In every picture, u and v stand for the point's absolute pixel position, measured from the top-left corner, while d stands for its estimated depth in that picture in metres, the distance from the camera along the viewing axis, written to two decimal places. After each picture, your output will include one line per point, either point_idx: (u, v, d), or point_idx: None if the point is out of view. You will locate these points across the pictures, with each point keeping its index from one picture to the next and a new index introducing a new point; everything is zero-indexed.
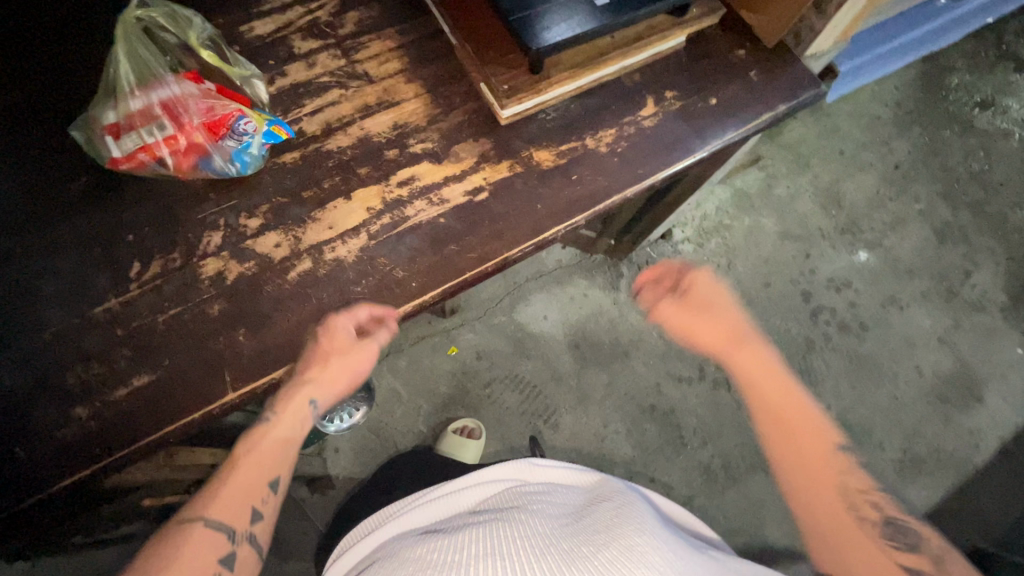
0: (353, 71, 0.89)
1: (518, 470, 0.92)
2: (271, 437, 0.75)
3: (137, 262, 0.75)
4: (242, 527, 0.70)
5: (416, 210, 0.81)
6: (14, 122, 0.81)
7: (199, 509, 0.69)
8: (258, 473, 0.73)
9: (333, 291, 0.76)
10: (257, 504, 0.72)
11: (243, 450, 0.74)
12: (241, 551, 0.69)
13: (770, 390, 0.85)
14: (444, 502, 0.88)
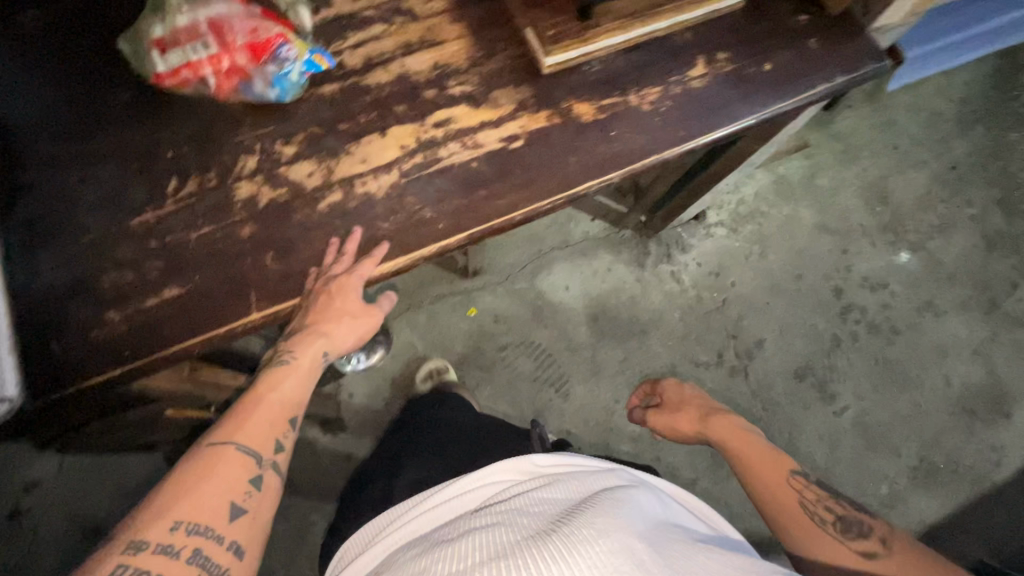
0: (397, 6, 0.87)
1: (520, 470, 0.86)
2: (295, 374, 0.75)
3: (174, 178, 0.77)
4: (268, 453, 0.67)
5: (449, 152, 0.80)
6: (65, 32, 0.82)
7: (225, 435, 0.66)
8: (282, 406, 0.72)
9: (360, 225, 0.76)
10: (280, 436, 0.70)
11: (266, 384, 0.73)
12: (267, 477, 0.66)
13: (736, 442, 0.93)
14: (446, 507, 0.83)
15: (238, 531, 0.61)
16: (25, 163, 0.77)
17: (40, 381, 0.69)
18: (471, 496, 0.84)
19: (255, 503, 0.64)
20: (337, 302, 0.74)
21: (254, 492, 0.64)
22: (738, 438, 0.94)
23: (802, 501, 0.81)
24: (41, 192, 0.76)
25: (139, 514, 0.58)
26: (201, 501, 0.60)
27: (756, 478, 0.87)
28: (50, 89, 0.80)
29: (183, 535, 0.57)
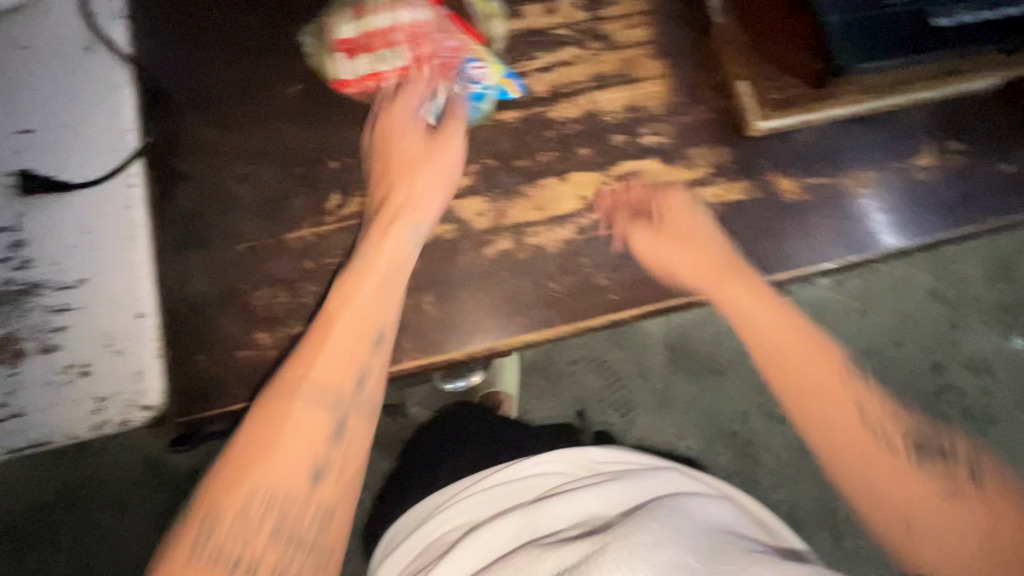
0: (594, 29, 0.77)
1: (578, 465, 0.75)
2: (368, 279, 0.64)
3: (337, 193, 0.71)
4: (335, 408, 0.60)
5: (633, 213, 0.72)
6: (238, 7, 0.76)
7: (280, 391, 0.59)
8: (362, 319, 0.63)
9: (528, 281, 0.70)
10: (358, 376, 0.62)
11: (352, 281, 0.64)
12: (351, 428, 0.60)
13: (782, 338, 0.66)
14: (497, 492, 0.73)
15: (314, 523, 0.57)
16: (185, 150, 0.72)
17: (185, 396, 0.65)
18: (522, 486, 0.73)
19: (303, 551, 0.56)
20: (401, 196, 0.68)
21: (332, 455, 0.59)
22: (786, 357, 0.65)
23: (969, 496, 0.57)
24: (198, 186, 0.71)
25: (190, 518, 0.55)
26: (267, 480, 0.56)
27: (884, 490, 0.59)
28: (216, 72, 0.74)
29: (241, 522, 0.54)
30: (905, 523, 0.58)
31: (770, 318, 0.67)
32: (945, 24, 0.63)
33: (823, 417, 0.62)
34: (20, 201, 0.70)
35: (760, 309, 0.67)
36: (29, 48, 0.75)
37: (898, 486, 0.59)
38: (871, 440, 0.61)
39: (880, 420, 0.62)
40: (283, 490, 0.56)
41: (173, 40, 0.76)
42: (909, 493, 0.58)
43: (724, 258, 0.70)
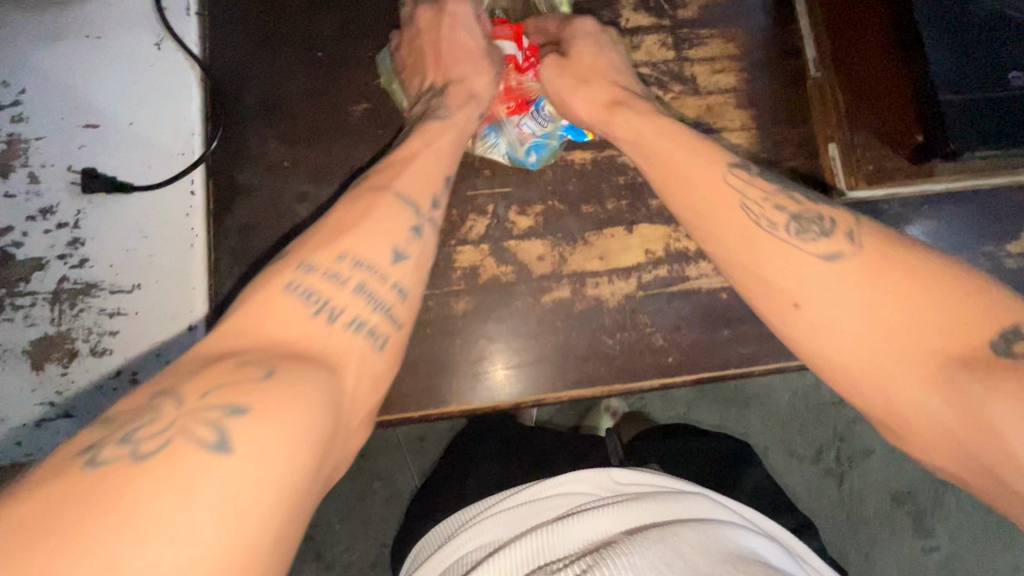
0: (678, 71, 0.73)
1: (597, 486, 0.55)
2: (413, 170, 0.53)
3: None
4: (385, 266, 0.46)
5: (699, 273, 0.69)
6: (311, 14, 0.73)
7: (317, 244, 0.44)
8: (399, 214, 0.49)
9: (583, 333, 0.68)
10: (399, 242, 0.47)
11: (376, 180, 0.50)
12: (385, 295, 0.45)
13: (896, 300, 0.41)
14: (515, 513, 0.53)
15: (347, 364, 0.41)
16: (247, 160, 0.71)
17: None
18: (544, 507, 0.53)
19: (259, 420, 0.32)
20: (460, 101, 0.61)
21: (360, 327, 0.43)
22: (748, 248, 0.48)
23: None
24: (258, 200, 0.70)
25: (245, 300, 0.41)
26: (258, 341, 0.37)
27: (889, 385, 0.40)
28: (284, 80, 0.72)
29: (297, 303, 0.41)
30: (956, 447, 0.38)
31: (713, 196, 0.51)
32: None
33: (811, 280, 0.44)
34: (81, 198, 0.69)
35: (698, 175, 0.53)
36: (97, 36, 0.73)
37: (917, 373, 0.39)
38: (908, 313, 0.40)
39: (818, 254, 0.45)
40: (332, 306, 0.42)
41: (244, 42, 0.74)
42: (930, 361, 0.39)
43: (703, 141, 0.56)
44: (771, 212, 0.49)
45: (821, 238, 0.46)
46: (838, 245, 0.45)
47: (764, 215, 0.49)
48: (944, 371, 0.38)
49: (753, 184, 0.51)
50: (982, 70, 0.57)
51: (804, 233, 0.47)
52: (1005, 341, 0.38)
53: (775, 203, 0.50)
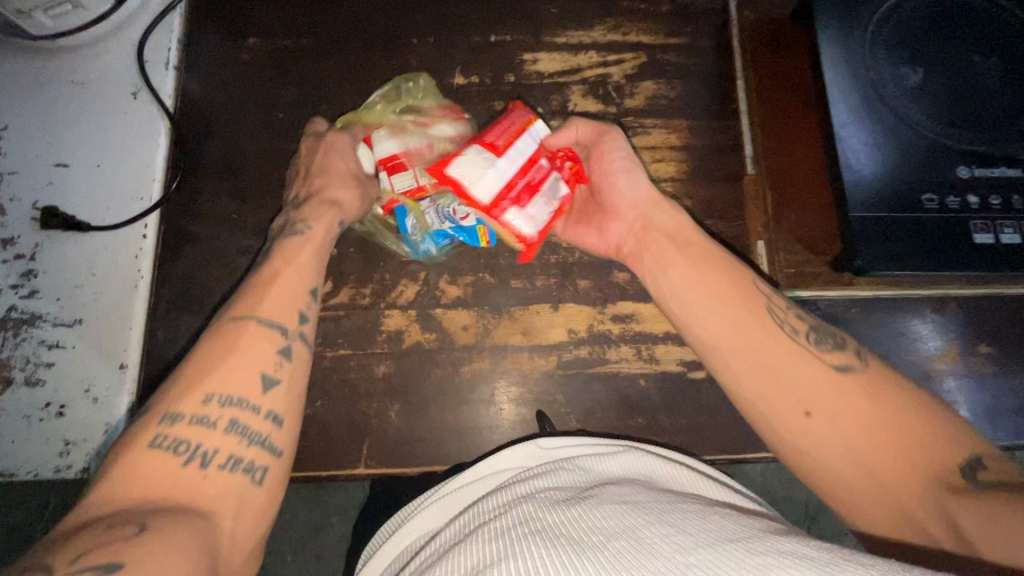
0: None
1: (525, 456, 0.58)
2: (278, 295, 0.54)
3: (329, 281, 0.71)
4: (243, 390, 0.46)
5: (619, 357, 0.70)
6: (277, 77, 0.78)
7: (179, 389, 0.46)
8: (256, 340, 0.50)
9: (498, 406, 0.69)
10: (259, 369, 0.49)
11: (233, 314, 0.52)
12: (248, 423, 0.46)
13: (880, 420, 0.46)
14: (455, 498, 0.55)
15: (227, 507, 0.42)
16: (200, 210, 0.74)
17: None
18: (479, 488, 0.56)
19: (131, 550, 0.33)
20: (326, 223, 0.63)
21: (227, 451, 0.44)
22: (766, 347, 0.52)
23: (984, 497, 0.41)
24: (203, 248, 0.73)
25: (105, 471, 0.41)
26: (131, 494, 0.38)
27: (859, 475, 0.45)
28: (247, 137, 0.76)
29: (163, 457, 0.41)
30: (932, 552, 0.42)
31: (731, 284, 0.56)
32: (983, 242, 0.58)
33: (818, 390, 0.49)
34: (40, 232, 0.73)
35: (727, 273, 0.57)
36: (80, 82, 0.78)
37: (900, 488, 0.44)
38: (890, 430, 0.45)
39: (841, 365, 0.50)
40: (204, 451, 0.43)
41: (214, 99, 0.78)
42: (915, 480, 0.44)
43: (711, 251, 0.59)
44: (792, 321, 0.54)
45: (838, 351, 0.52)
46: (855, 360, 0.51)
47: (786, 322, 0.54)
48: (932, 494, 0.43)
49: (776, 296, 0.56)
50: (897, 190, 0.60)
51: (820, 344, 0.52)
52: (973, 468, 0.43)
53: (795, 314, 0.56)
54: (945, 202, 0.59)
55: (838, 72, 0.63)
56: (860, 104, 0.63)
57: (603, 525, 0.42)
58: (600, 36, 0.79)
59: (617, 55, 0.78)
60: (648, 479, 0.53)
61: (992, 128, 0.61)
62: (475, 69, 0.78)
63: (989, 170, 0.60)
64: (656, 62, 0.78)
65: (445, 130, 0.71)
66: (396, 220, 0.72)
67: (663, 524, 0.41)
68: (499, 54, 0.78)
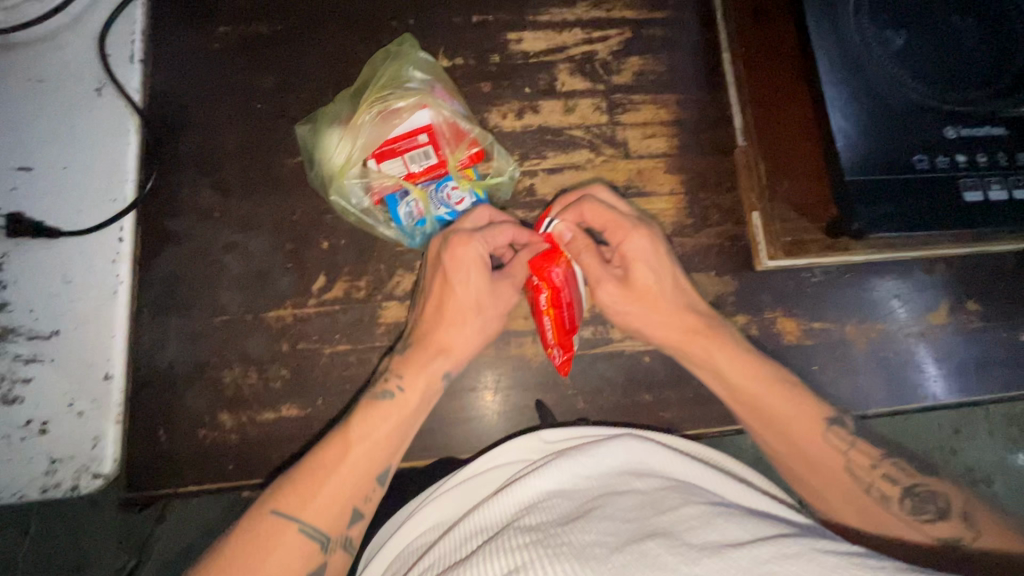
0: (611, 134, 0.75)
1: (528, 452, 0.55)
2: (393, 421, 0.53)
3: (323, 275, 0.69)
4: (337, 531, 0.48)
5: (623, 335, 0.69)
6: (252, 66, 0.75)
7: (293, 505, 0.47)
8: (371, 467, 0.51)
9: (504, 392, 0.68)
10: (359, 506, 0.50)
11: (355, 432, 0.51)
12: (335, 561, 0.48)
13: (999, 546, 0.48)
14: (457, 495, 0.53)
15: None
16: (178, 209, 0.71)
17: (140, 471, 0.64)
18: (476, 486, 0.53)
19: None
20: (443, 338, 0.58)
21: None
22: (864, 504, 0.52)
23: None
24: (185, 248, 0.70)
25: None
26: None
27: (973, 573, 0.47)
28: (223, 131, 0.73)
29: None
30: None
31: (778, 422, 0.56)
32: (973, 199, 0.60)
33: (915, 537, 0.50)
34: (6, 241, 0.68)
35: (775, 408, 0.56)
36: (39, 79, 0.73)
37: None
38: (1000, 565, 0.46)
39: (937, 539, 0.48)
40: None
41: (186, 92, 0.74)
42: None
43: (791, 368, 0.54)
44: (881, 481, 0.53)
45: (940, 523, 0.49)
46: (953, 529, 0.48)
47: (874, 486, 0.52)
48: None
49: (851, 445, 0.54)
50: (885, 150, 0.61)
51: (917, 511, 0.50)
52: None
53: (881, 470, 0.53)
54: (935, 162, 0.60)
55: (824, 32, 0.63)
56: (848, 67, 0.62)
57: (605, 536, 0.39)
58: (584, 13, 0.78)
59: (602, 31, 0.77)
60: (652, 473, 0.49)
61: (978, 87, 0.61)
62: (459, 50, 0.75)
63: (976, 129, 0.61)
64: (642, 38, 0.78)
65: (458, 110, 0.70)
66: (386, 209, 0.68)
67: (667, 535, 0.38)
68: (482, 34, 0.76)
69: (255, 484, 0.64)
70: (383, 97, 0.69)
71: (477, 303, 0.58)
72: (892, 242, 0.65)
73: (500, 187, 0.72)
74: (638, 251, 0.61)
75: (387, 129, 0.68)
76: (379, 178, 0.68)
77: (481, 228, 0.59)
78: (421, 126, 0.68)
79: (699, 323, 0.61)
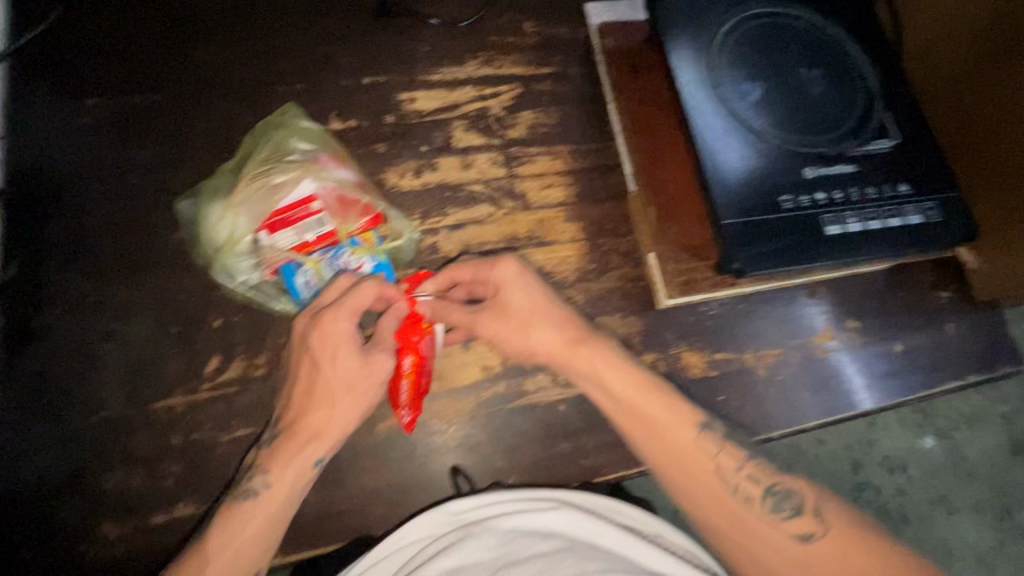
0: (510, 187, 0.77)
1: (434, 527, 0.52)
2: (259, 521, 0.54)
3: (215, 356, 0.65)
4: None
5: (536, 386, 0.69)
6: (126, 138, 0.70)
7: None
8: (236, 571, 0.52)
9: (421, 459, 0.66)
10: None
11: (216, 544, 0.52)
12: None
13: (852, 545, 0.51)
14: None
15: None
16: (44, 300, 0.65)
17: None
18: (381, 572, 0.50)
19: None
20: (315, 422, 0.57)
21: None
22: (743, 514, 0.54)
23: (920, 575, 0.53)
24: (54, 341, 0.64)
25: None
26: None
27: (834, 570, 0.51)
28: (96, 210, 0.68)
29: None
30: None
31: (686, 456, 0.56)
32: (834, 232, 0.65)
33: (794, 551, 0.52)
34: None
35: (678, 439, 0.56)
36: None
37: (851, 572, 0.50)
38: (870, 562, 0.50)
39: (795, 538, 0.53)
40: None
41: (50, 172, 0.69)
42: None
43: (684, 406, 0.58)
44: (745, 482, 0.56)
45: (797, 519, 0.53)
46: (809, 526, 0.53)
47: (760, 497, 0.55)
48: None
49: (726, 452, 0.57)
50: (754, 193, 0.65)
51: (779, 511, 0.54)
52: None
53: (747, 471, 0.56)
54: (798, 201, 0.66)
55: (690, 89, 0.68)
56: (714, 118, 0.68)
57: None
58: (474, 71, 0.80)
59: (493, 88, 0.79)
60: (556, 540, 0.48)
61: (824, 133, 0.68)
62: (351, 113, 0.75)
63: (829, 168, 0.67)
64: (532, 93, 0.80)
65: (347, 176, 0.68)
66: (281, 281, 0.66)
67: None
68: (374, 96, 0.76)
69: None
70: (266, 168, 0.67)
71: (347, 384, 0.57)
72: (773, 274, 0.70)
73: (401, 248, 0.71)
74: (508, 277, 0.61)
75: (274, 202, 0.65)
76: (268, 253, 0.65)
77: (345, 295, 0.58)
78: (305, 197, 0.66)
79: (583, 333, 0.60)
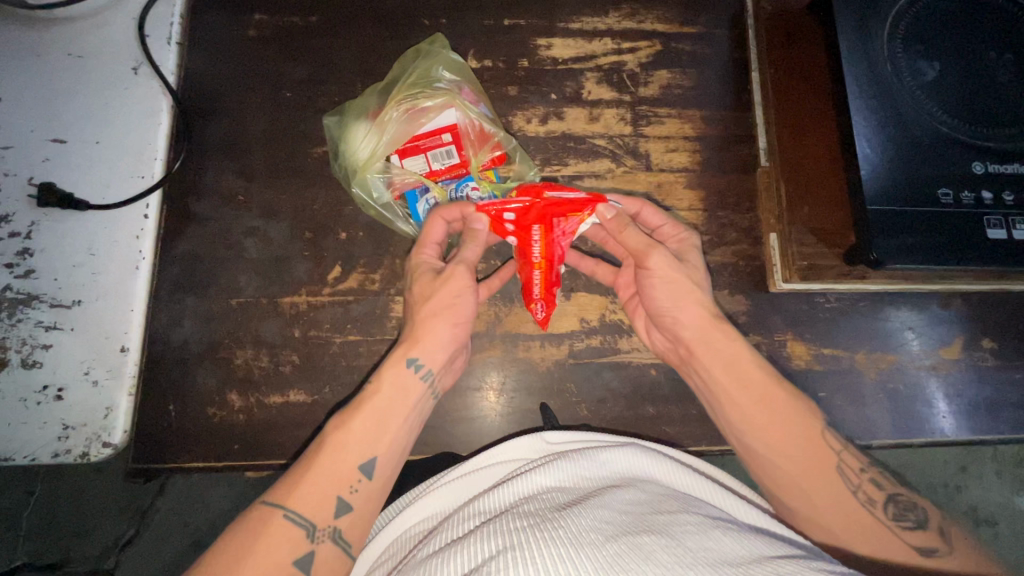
0: (633, 146, 0.75)
1: (529, 449, 0.56)
2: (374, 409, 0.52)
3: (339, 265, 0.70)
4: (325, 520, 0.46)
5: (630, 347, 0.70)
6: (284, 54, 0.76)
7: (280, 493, 0.47)
8: (348, 458, 0.49)
9: (508, 395, 0.69)
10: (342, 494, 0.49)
11: (332, 429, 0.51)
12: (324, 552, 0.46)
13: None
14: (462, 484, 0.53)
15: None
16: (203, 191, 0.72)
17: (147, 444, 0.66)
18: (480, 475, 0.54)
19: None
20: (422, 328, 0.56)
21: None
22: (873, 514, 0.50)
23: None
24: (206, 229, 0.71)
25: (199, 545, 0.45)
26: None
27: None
28: (252, 117, 0.74)
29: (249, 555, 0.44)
30: None
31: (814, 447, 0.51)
32: (996, 237, 0.59)
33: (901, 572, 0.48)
34: (37, 210, 0.70)
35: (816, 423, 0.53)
36: (78, 55, 0.74)
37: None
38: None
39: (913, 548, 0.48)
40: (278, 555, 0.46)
41: (218, 77, 0.76)
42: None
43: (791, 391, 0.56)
44: (868, 485, 0.51)
45: (916, 530, 0.49)
46: (931, 542, 0.48)
47: (862, 491, 0.50)
48: None
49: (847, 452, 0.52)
50: (908, 180, 0.60)
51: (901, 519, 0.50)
52: None
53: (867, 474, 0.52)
54: (959, 197, 0.60)
55: (856, 59, 0.63)
56: (877, 95, 0.62)
57: (602, 526, 0.40)
58: (615, 23, 0.78)
59: (632, 42, 0.77)
60: (650, 481, 0.49)
61: (1009, 125, 0.60)
62: (489, 52, 0.76)
63: (1004, 166, 0.60)
64: (671, 51, 0.78)
65: (484, 112, 0.70)
66: (405, 205, 0.70)
67: (663, 535, 0.39)
68: (513, 38, 0.77)
69: (257, 465, 0.66)
70: (413, 95, 0.70)
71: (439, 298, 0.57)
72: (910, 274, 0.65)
73: None
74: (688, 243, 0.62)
75: (416, 125, 0.69)
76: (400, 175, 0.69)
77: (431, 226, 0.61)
78: (446, 125, 0.70)
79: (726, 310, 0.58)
